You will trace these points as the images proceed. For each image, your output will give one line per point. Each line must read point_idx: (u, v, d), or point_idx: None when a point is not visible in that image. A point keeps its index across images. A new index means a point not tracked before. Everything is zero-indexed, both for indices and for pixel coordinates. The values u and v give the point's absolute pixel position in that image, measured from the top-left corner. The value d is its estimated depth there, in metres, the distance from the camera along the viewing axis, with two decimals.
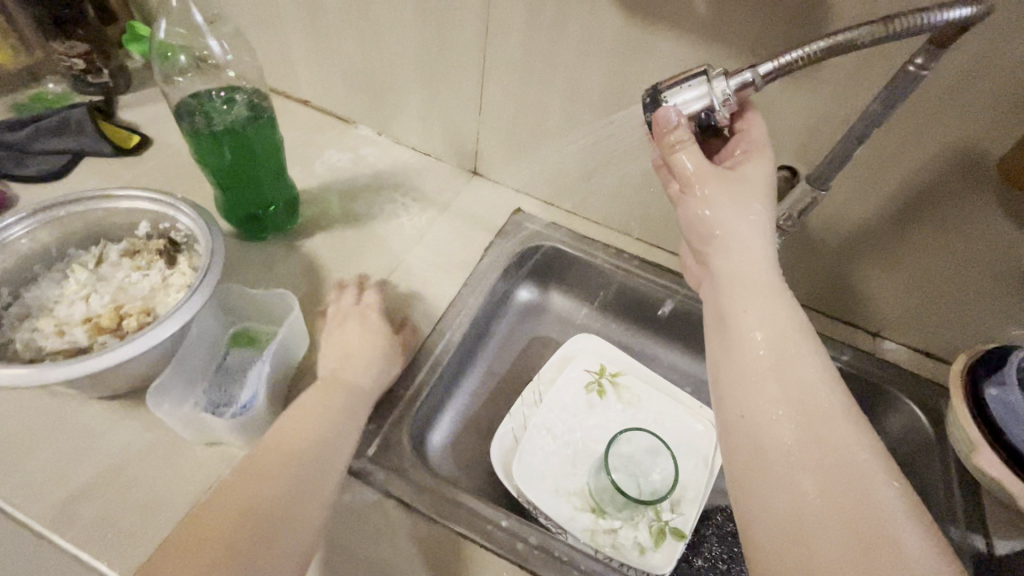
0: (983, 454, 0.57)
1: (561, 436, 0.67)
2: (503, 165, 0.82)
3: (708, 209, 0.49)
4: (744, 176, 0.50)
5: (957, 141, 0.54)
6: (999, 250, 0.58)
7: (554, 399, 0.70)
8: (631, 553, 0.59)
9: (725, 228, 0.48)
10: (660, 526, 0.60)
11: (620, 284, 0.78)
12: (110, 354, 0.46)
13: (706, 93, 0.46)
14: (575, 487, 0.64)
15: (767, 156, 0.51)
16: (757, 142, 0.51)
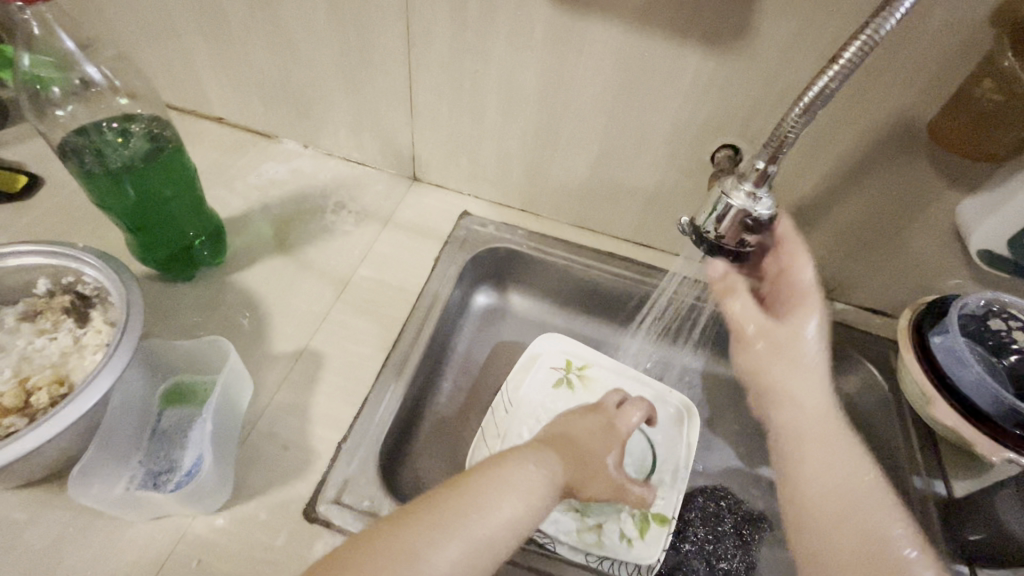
0: (938, 406, 0.59)
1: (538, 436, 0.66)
2: (444, 169, 0.78)
3: (761, 353, 0.57)
4: (793, 342, 0.57)
5: (891, 110, 0.54)
6: (937, 208, 0.60)
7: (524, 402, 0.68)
8: (620, 545, 0.58)
9: (792, 379, 0.56)
10: (645, 514, 0.60)
11: (581, 279, 0.76)
12: (15, 444, 0.40)
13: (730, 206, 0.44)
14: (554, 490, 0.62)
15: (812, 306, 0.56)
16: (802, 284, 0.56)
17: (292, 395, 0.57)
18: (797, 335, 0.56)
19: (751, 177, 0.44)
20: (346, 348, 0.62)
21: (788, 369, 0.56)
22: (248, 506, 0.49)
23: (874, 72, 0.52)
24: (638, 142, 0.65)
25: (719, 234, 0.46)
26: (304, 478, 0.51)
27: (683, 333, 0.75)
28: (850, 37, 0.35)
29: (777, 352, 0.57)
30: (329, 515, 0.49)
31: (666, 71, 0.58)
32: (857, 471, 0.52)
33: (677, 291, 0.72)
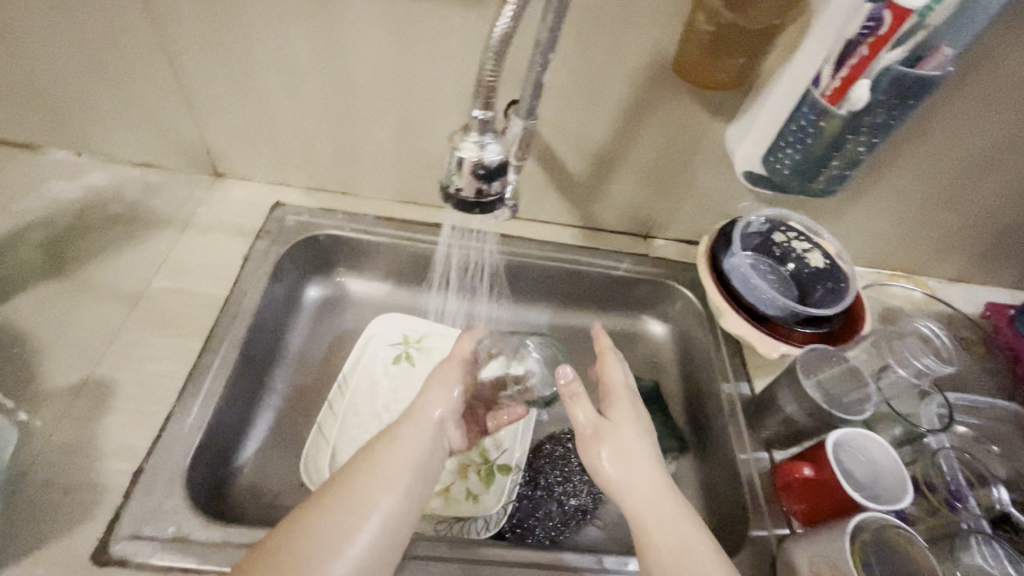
0: (730, 317, 0.65)
1: (379, 417, 0.66)
2: (247, 160, 0.73)
3: (606, 457, 0.54)
4: (624, 424, 0.56)
5: (647, 50, 0.57)
6: (708, 138, 0.66)
7: (363, 384, 0.68)
8: (464, 502, 0.61)
9: (620, 465, 0.53)
10: (488, 468, 0.63)
11: (414, 254, 0.76)
12: None
13: (462, 156, 0.38)
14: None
15: (621, 395, 0.59)
16: (613, 383, 0.60)
17: (73, 433, 0.51)
18: (624, 431, 0.55)
19: (473, 127, 0.38)
20: (142, 370, 0.56)
21: (625, 462, 0.53)
22: (19, 567, 0.43)
23: (620, 14, 0.54)
24: (432, 108, 0.64)
25: (462, 192, 0.39)
26: (93, 519, 0.46)
27: (478, 287, 0.79)
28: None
29: (624, 454, 0.53)
30: (126, 551, 0.45)
31: (434, 31, 0.57)
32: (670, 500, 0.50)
33: (454, 244, 0.76)
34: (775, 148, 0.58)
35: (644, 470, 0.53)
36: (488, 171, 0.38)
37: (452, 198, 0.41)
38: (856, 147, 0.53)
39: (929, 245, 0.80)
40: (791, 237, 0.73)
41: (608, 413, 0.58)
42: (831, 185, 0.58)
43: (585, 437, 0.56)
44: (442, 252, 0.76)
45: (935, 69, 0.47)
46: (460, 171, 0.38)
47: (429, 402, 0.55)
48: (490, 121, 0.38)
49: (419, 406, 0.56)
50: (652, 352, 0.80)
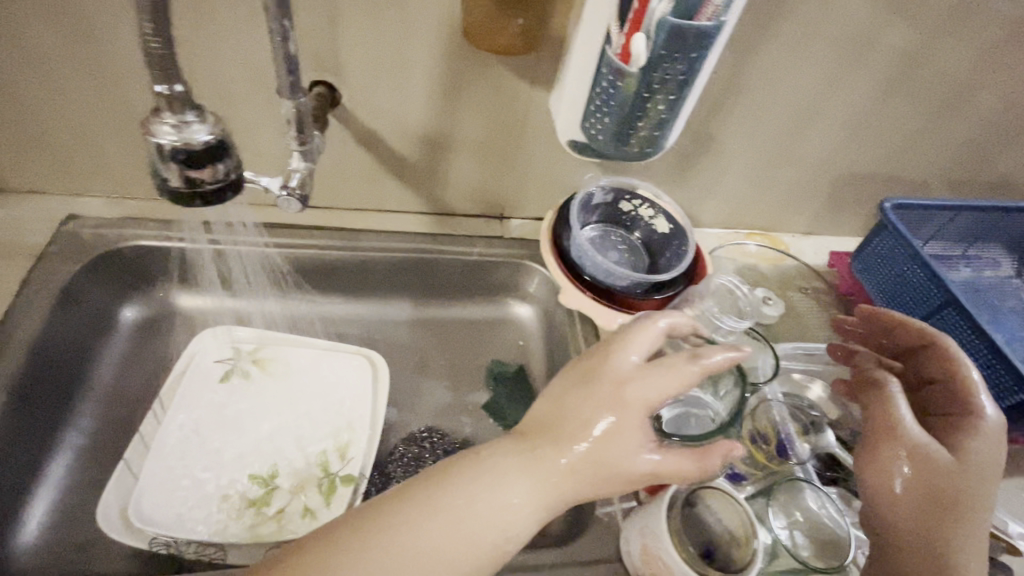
0: (570, 294, 0.64)
1: (203, 442, 0.59)
2: (28, 169, 0.64)
3: (906, 467, 0.43)
4: (967, 458, 0.44)
5: (438, 20, 0.54)
6: (531, 109, 0.63)
7: (184, 408, 0.60)
8: (301, 522, 0.55)
9: (894, 480, 0.43)
10: (329, 481, 0.58)
11: (241, 259, 0.68)
12: None
13: (162, 144, 0.33)
14: (224, 491, 0.56)
15: (987, 419, 0.47)
16: (972, 404, 0.48)
17: None
18: (968, 461, 0.44)
19: (163, 104, 0.33)
20: None
21: (930, 514, 0.42)
22: None
23: None
24: None
25: (176, 185, 0.34)
26: None
27: (260, 286, 0.71)
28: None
29: (943, 484, 0.43)
30: None
31: None
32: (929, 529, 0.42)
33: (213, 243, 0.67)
34: (589, 113, 0.56)
35: (974, 515, 0.43)
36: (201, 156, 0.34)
37: (177, 201, 0.36)
38: (658, 107, 0.51)
39: (777, 201, 0.82)
40: (638, 205, 0.72)
41: (897, 433, 0.45)
42: (647, 149, 0.57)
43: (907, 432, 0.45)
44: (195, 251, 0.67)
45: (710, 20, 0.46)
46: (165, 162, 0.33)
47: (604, 413, 0.41)
48: (185, 104, 0.34)
49: (591, 412, 0.42)
50: (519, 335, 0.78)
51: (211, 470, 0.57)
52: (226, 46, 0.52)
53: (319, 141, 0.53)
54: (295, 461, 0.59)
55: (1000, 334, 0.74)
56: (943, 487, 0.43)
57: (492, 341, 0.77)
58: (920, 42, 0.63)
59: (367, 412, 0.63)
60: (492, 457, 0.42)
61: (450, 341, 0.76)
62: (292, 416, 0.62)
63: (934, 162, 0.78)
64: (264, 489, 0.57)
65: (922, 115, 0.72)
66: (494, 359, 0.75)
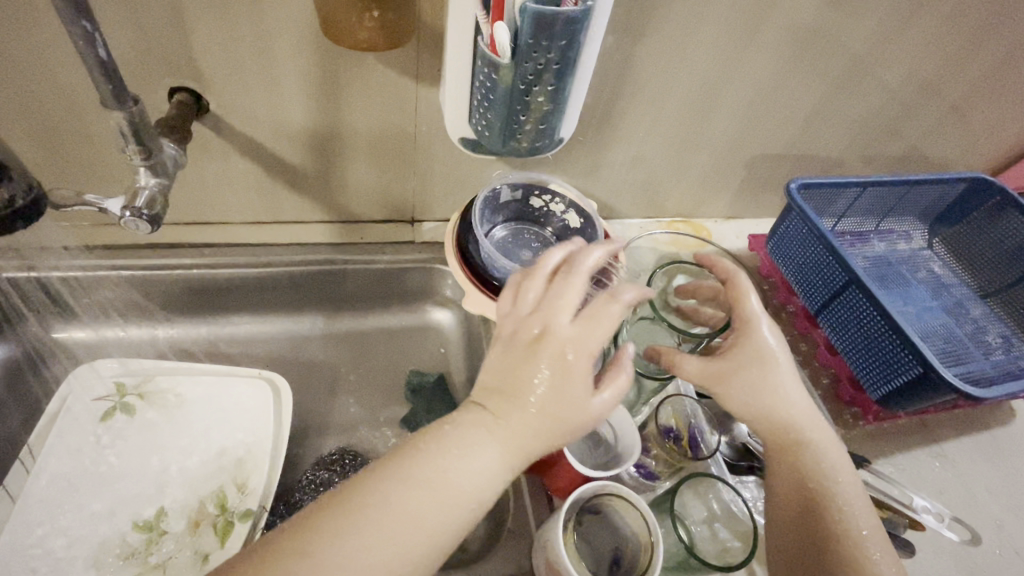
0: (476, 299, 0.61)
1: (78, 490, 0.54)
2: None
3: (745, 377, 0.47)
4: (774, 367, 0.47)
5: (297, 17, 0.50)
6: (420, 108, 0.60)
7: (58, 455, 0.55)
8: (190, 567, 0.51)
9: (743, 397, 0.47)
10: (224, 519, 0.54)
11: (123, 286, 0.63)
12: None
13: None
14: (103, 542, 0.52)
15: (761, 331, 0.48)
16: (745, 315, 0.48)
17: None
18: (776, 373, 0.47)
19: None
20: None
21: (766, 420, 0.47)
22: None
23: None
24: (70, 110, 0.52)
25: None
26: None
27: (152, 310, 0.66)
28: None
29: (764, 400, 0.47)
30: None
31: None
32: (779, 420, 0.47)
33: (89, 268, 0.61)
34: (474, 109, 0.53)
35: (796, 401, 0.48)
36: None
37: None
38: (539, 100, 0.49)
39: (694, 187, 0.81)
40: (548, 200, 0.69)
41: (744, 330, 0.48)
42: (536, 142, 0.54)
43: (726, 353, 0.48)
44: (69, 277, 0.61)
45: (576, 5, 0.44)
46: None
47: (559, 343, 0.41)
48: None
49: (551, 348, 0.41)
50: (439, 342, 0.75)
51: (89, 520, 0.53)
52: (57, 55, 0.47)
53: (175, 155, 0.48)
54: (187, 500, 0.55)
55: (910, 309, 0.75)
56: (769, 387, 0.47)
57: (410, 350, 0.74)
58: (811, 18, 0.63)
59: (266, 441, 0.59)
60: (455, 428, 0.40)
61: (366, 354, 0.72)
62: (183, 451, 0.58)
63: (840, 139, 0.79)
64: (148, 535, 0.52)
65: (822, 92, 0.72)
66: (411, 372, 0.71)
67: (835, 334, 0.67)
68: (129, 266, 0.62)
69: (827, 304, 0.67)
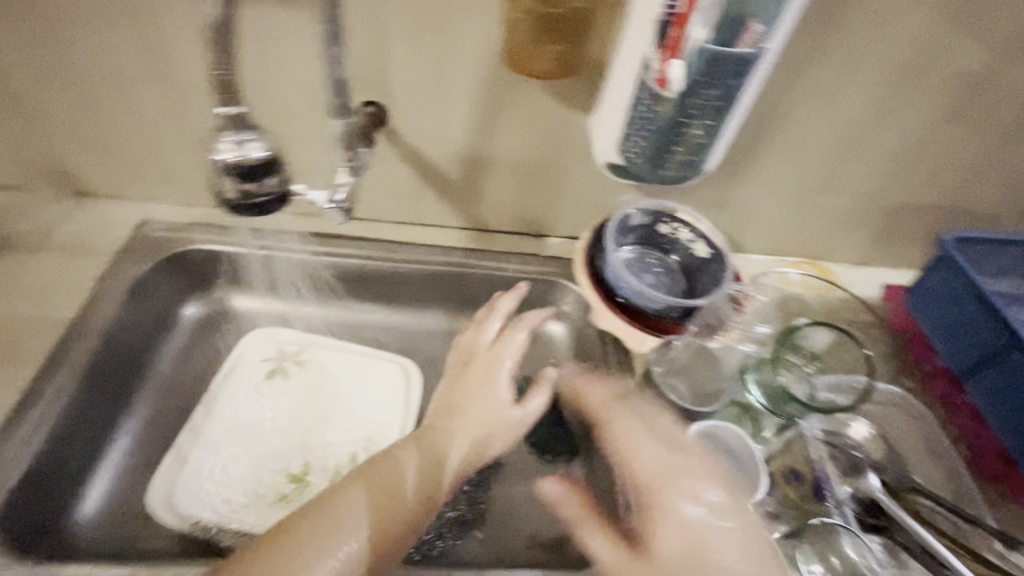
0: (603, 314, 0.64)
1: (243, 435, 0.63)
2: (107, 179, 0.70)
3: None
4: None
5: (478, 44, 0.56)
6: (567, 131, 0.64)
7: (230, 403, 0.65)
8: None
9: None
10: None
11: (291, 266, 0.73)
12: None
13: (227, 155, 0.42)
14: (262, 485, 0.60)
15: None
16: None
17: None
18: None
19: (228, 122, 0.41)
20: None
21: None
22: None
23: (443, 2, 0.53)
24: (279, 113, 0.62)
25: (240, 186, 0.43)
26: None
27: (307, 290, 0.75)
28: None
29: None
30: None
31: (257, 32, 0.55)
32: None
33: (269, 249, 0.72)
34: (626, 136, 0.56)
35: None
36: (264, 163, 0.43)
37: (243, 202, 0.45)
38: (695, 132, 0.52)
39: (825, 229, 0.79)
40: (676, 227, 0.71)
41: None
42: (683, 172, 0.57)
43: None
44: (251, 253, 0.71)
45: (750, 46, 0.45)
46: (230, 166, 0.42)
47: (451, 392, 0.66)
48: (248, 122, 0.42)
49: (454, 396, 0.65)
50: (549, 353, 0.78)
51: (250, 463, 0.61)
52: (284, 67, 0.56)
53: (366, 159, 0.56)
54: (327, 459, 0.62)
55: None
56: None
57: (521, 357, 0.78)
58: (986, 63, 0.60)
59: (395, 419, 0.65)
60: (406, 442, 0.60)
61: None
62: (327, 415, 0.65)
63: (1000, 194, 0.73)
64: (297, 485, 0.60)
65: (986, 142, 0.67)
66: (522, 377, 0.75)
67: (983, 401, 0.61)
68: (298, 250, 0.72)
69: (976, 367, 0.62)
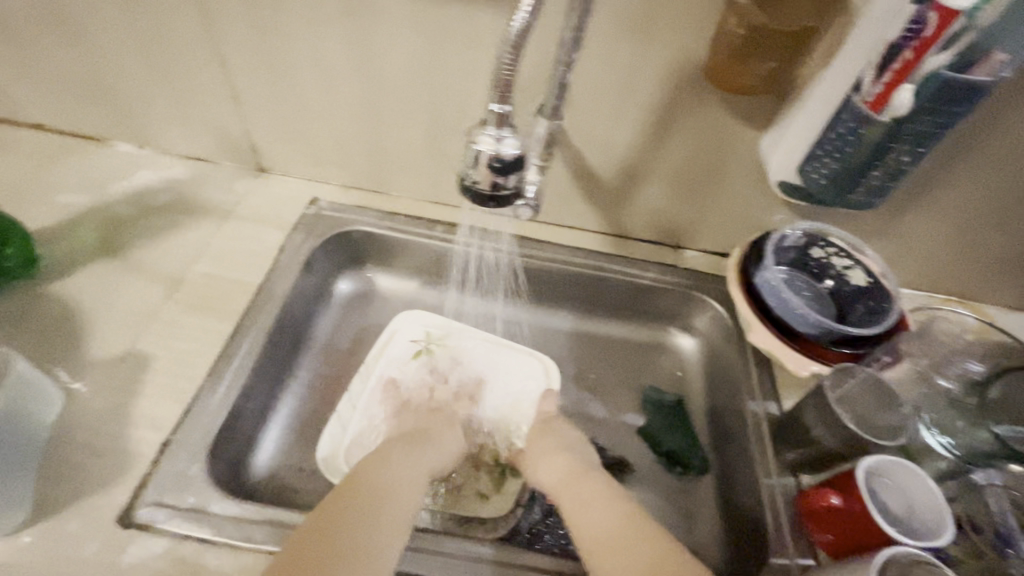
0: (760, 333, 0.63)
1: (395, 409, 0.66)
2: (286, 157, 0.75)
3: None
4: None
5: (675, 56, 0.56)
6: (738, 148, 0.64)
7: (383, 377, 0.69)
8: (474, 500, 0.60)
9: None
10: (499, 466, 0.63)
11: (440, 255, 0.76)
12: None
13: (480, 149, 0.39)
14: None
15: None
16: None
17: (108, 401, 0.54)
18: None
19: (493, 118, 0.38)
20: (174, 346, 0.59)
21: None
22: (55, 520, 0.46)
23: (653, 13, 0.53)
24: (461, 110, 0.65)
25: (479, 182, 0.40)
26: (119, 484, 0.49)
27: (450, 278, 0.79)
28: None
29: None
30: (148, 517, 0.47)
31: (464, 31, 0.57)
32: None
33: (423, 236, 0.75)
34: (812, 157, 0.56)
35: None
36: (513, 164, 0.39)
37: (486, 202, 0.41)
38: (899, 157, 0.51)
39: (990, 271, 0.74)
40: (831, 252, 0.68)
41: None
42: (871, 197, 0.56)
43: None
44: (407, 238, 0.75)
45: (991, 74, 0.44)
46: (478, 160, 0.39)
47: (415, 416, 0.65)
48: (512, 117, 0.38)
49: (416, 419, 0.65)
50: (676, 365, 0.78)
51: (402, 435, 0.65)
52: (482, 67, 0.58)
53: None
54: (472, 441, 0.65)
55: None
56: None
57: (647, 365, 0.78)
58: None
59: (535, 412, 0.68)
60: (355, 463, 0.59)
61: (610, 359, 0.78)
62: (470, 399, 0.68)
63: None
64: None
65: None
66: (650, 386, 0.76)
67: None
68: (450, 240, 0.75)
69: None
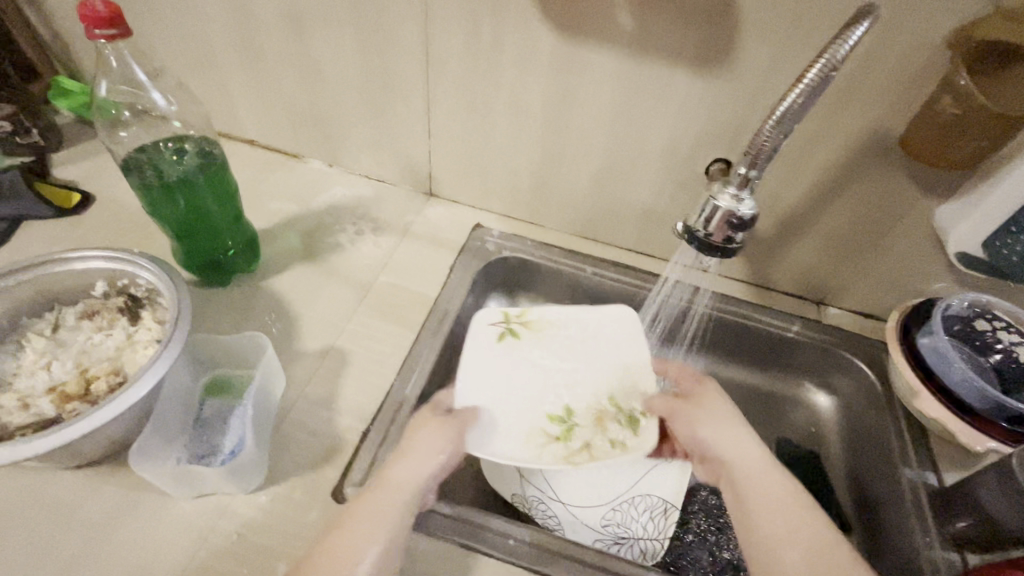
0: (923, 399, 0.63)
1: (501, 384, 0.66)
2: (457, 185, 0.83)
3: None
4: None
5: (865, 123, 0.59)
6: (912, 214, 0.65)
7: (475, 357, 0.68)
8: (609, 450, 0.61)
9: None
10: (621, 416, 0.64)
11: (587, 287, 0.81)
12: (116, 400, 0.46)
13: (718, 206, 0.45)
14: (540, 427, 0.63)
15: None
16: None
17: (317, 389, 0.61)
18: None
19: (738, 181, 0.45)
20: (366, 346, 0.66)
21: None
22: (282, 487, 0.53)
23: (851, 85, 0.57)
24: (635, 157, 0.70)
25: (711, 237, 0.47)
26: (331, 463, 0.55)
27: None
28: (810, 63, 0.39)
29: None
30: (356, 496, 0.53)
31: (659, 89, 0.63)
32: None
33: (575, 266, 0.80)
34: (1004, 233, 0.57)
35: None
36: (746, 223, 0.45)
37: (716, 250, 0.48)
38: None
39: None
40: (997, 326, 0.66)
41: None
42: None
43: None
44: (558, 268, 0.80)
45: None
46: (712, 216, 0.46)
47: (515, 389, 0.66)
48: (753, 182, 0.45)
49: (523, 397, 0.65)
50: (810, 420, 0.78)
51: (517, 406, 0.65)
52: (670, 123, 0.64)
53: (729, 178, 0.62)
54: (586, 406, 0.66)
55: None
56: None
57: (779, 417, 0.79)
58: None
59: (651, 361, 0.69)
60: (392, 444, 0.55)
61: (743, 408, 0.80)
62: (567, 373, 0.69)
63: None
64: (565, 426, 0.64)
65: None
66: (781, 440, 0.77)
67: None
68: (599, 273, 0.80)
69: None
